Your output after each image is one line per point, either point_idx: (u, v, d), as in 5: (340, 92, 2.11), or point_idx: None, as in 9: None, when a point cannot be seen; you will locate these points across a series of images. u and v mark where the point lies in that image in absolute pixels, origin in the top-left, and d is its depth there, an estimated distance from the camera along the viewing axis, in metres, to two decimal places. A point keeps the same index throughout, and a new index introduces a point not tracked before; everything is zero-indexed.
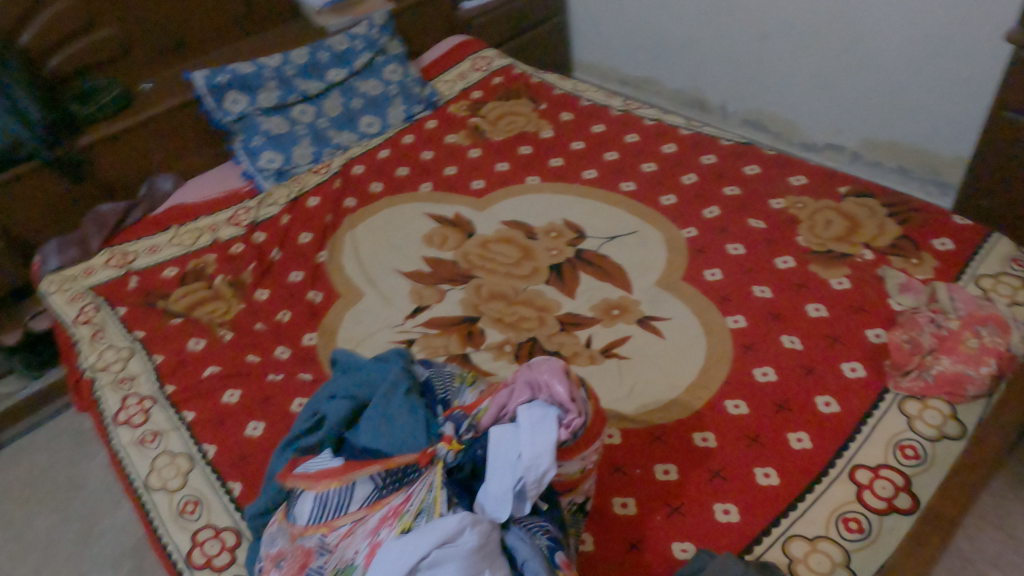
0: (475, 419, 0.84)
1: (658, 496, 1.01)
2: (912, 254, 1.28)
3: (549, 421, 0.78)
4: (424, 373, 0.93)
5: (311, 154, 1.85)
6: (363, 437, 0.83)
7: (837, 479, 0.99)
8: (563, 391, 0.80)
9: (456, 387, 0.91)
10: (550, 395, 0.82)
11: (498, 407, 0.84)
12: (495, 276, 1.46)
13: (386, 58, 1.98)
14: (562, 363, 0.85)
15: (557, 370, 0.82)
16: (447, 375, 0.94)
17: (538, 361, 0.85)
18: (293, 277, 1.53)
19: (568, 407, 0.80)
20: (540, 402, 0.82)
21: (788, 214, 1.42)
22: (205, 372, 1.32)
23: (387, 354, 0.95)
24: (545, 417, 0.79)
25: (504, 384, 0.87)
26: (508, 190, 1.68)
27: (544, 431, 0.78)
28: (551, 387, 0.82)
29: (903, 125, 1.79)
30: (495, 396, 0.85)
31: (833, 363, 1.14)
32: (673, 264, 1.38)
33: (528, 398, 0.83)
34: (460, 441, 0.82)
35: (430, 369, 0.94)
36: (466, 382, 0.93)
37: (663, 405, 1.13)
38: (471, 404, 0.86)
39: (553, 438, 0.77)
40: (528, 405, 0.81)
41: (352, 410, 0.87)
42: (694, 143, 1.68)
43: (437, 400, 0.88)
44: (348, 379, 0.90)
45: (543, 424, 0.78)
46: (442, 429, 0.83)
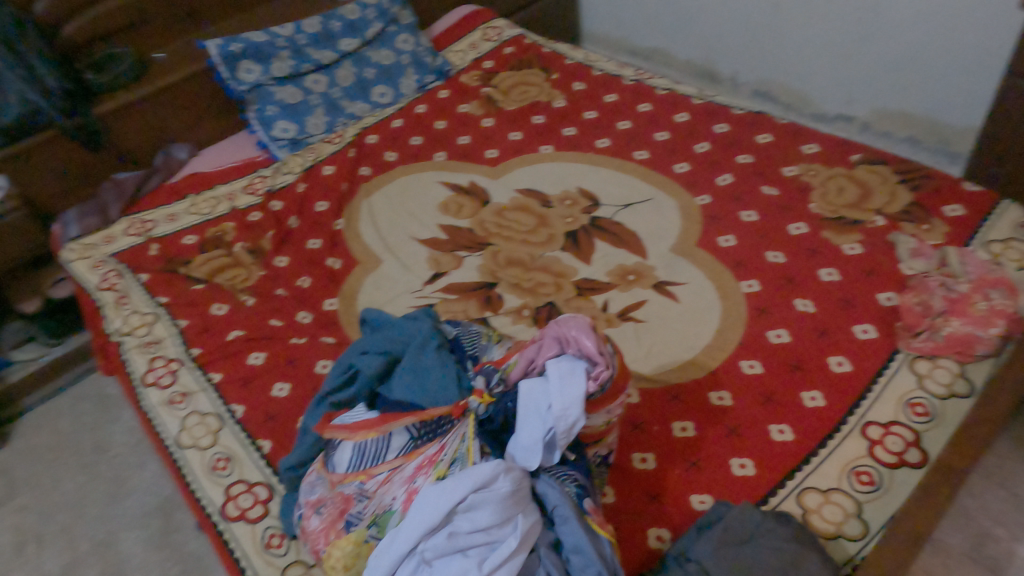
0: (505, 373, 0.87)
1: (677, 452, 1.05)
2: (924, 220, 1.30)
3: (578, 374, 0.81)
4: (452, 331, 0.96)
5: (324, 124, 1.86)
6: (396, 390, 0.88)
7: (849, 435, 1.03)
8: (591, 345, 0.83)
9: (484, 343, 0.94)
10: (578, 350, 0.84)
11: (527, 362, 0.87)
12: (511, 243, 1.48)
13: (397, 28, 1.99)
14: (589, 319, 0.87)
15: (585, 326, 0.85)
16: (473, 332, 0.97)
17: (566, 318, 0.87)
18: (312, 244, 1.56)
19: (596, 361, 0.82)
20: (568, 356, 0.84)
21: (801, 181, 1.44)
22: (229, 336, 1.35)
23: (415, 313, 0.99)
24: (574, 370, 0.82)
25: (532, 340, 0.90)
26: (522, 159, 1.70)
27: (573, 383, 0.81)
28: (579, 342, 0.84)
29: (914, 94, 1.80)
30: (524, 351, 0.88)
31: (846, 325, 1.17)
32: (687, 230, 1.41)
33: (556, 353, 0.85)
34: (491, 395, 0.86)
35: (457, 328, 0.98)
36: (493, 339, 0.96)
37: (678, 365, 1.17)
38: (500, 360, 0.90)
39: (582, 389, 0.80)
40: (556, 359, 0.84)
41: (385, 365, 0.91)
42: (706, 112, 1.70)
43: (467, 356, 0.92)
44: (378, 337, 0.94)
45: (572, 377, 0.81)
46: (472, 383, 0.87)
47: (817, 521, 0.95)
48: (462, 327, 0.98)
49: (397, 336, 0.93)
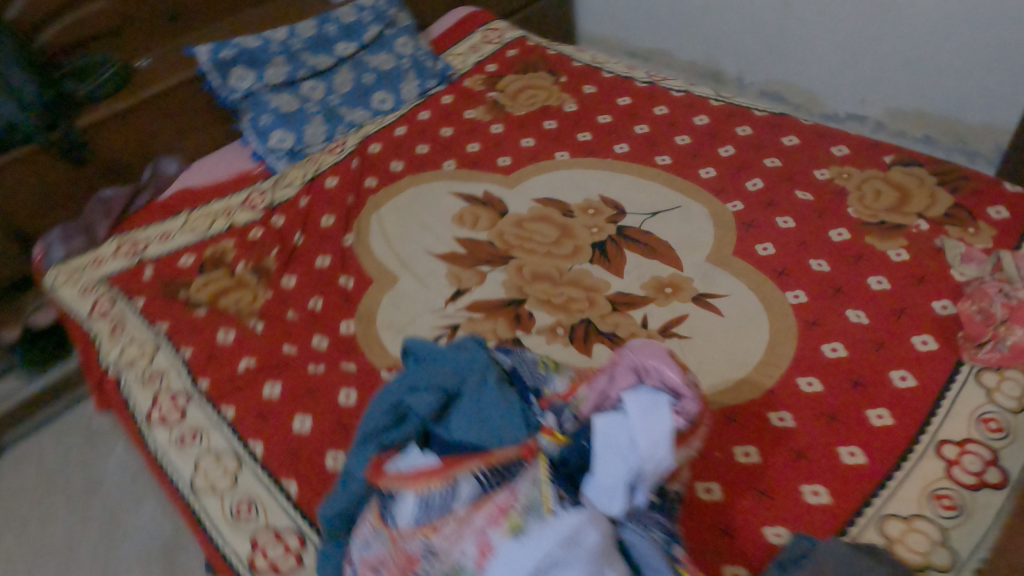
0: (575, 408, 0.81)
1: (742, 480, 0.98)
2: (968, 223, 1.25)
3: (662, 407, 0.74)
4: (507, 361, 0.88)
5: (323, 133, 1.75)
6: (458, 430, 0.79)
7: (924, 456, 0.98)
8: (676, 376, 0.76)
9: (543, 373, 0.87)
10: (659, 381, 0.78)
11: (599, 394, 0.80)
12: (535, 256, 1.40)
13: (395, 31, 1.90)
14: (665, 348, 0.81)
15: (665, 356, 0.79)
16: (529, 361, 0.89)
17: (642, 348, 0.81)
18: (320, 262, 1.46)
19: (682, 392, 0.76)
20: (647, 387, 0.77)
21: (835, 185, 1.39)
22: (239, 366, 1.24)
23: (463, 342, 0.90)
24: (657, 402, 0.75)
25: (601, 371, 0.83)
26: (538, 166, 1.62)
27: (657, 416, 0.73)
28: (660, 372, 0.78)
29: (932, 93, 1.77)
30: (595, 383, 0.82)
31: (903, 337, 1.12)
32: (722, 238, 1.34)
33: (633, 384, 0.79)
34: (563, 433, 0.79)
35: (511, 356, 0.90)
36: (551, 368, 0.89)
37: (732, 384, 1.10)
38: (566, 393, 0.83)
39: (669, 425, 0.73)
40: (633, 390, 0.77)
41: (441, 402, 0.81)
42: (726, 113, 1.64)
43: (529, 389, 0.84)
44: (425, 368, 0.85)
45: (656, 410, 0.74)
46: (540, 418, 0.80)
47: (903, 551, 0.89)
48: (515, 355, 0.90)
49: (449, 370, 0.83)
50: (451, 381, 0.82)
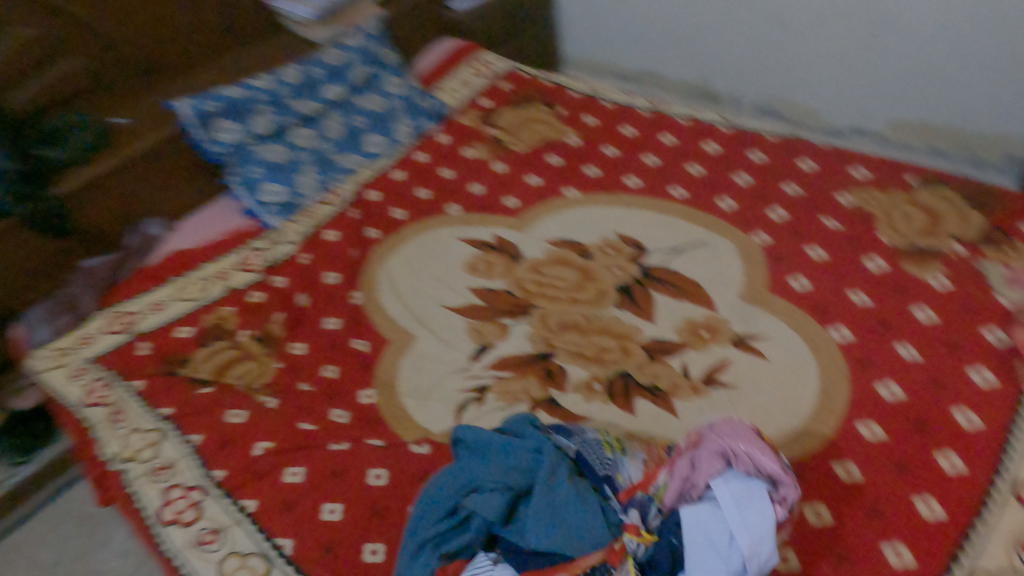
0: (658, 499, 0.75)
1: (818, 544, 0.92)
2: (1005, 243, 1.24)
3: (760, 497, 0.69)
4: (571, 445, 0.82)
5: (318, 182, 1.65)
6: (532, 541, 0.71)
7: (1005, 505, 0.92)
8: (771, 463, 0.71)
9: (612, 456, 0.81)
10: (750, 467, 0.72)
11: (681, 482, 0.74)
12: (559, 303, 1.33)
13: (384, 70, 1.83)
14: (750, 429, 0.76)
15: (755, 438, 0.74)
16: (592, 442, 0.83)
17: (726, 429, 0.75)
18: (330, 324, 1.37)
19: (781, 481, 0.70)
20: (738, 475, 0.72)
21: (862, 210, 1.37)
22: (256, 450, 1.14)
23: (519, 425, 0.84)
24: (755, 493, 0.69)
25: (680, 453, 0.78)
26: (548, 206, 1.56)
27: (759, 511, 0.68)
28: (751, 458, 0.72)
29: (938, 104, 1.75)
30: (674, 468, 0.75)
31: (961, 371, 1.07)
32: (754, 275, 1.30)
33: (721, 470, 0.73)
34: (649, 531, 0.73)
35: (571, 438, 0.84)
36: (618, 449, 0.83)
37: (789, 436, 1.05)
38: (642, 480, 0.77)
39: (770, 518, 0.67)
40: (724, 479, 0.71)
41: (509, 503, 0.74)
42: (738, 141, 1.61)
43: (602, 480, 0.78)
44: (483, 460, 0.78)
45: (754, 501, 0.69)
46: (622, 516, 0.75)
47: None
48: (575, 436, 0.84)
49: (512, 460, 0.77)
50: (515, 474, 0.76)
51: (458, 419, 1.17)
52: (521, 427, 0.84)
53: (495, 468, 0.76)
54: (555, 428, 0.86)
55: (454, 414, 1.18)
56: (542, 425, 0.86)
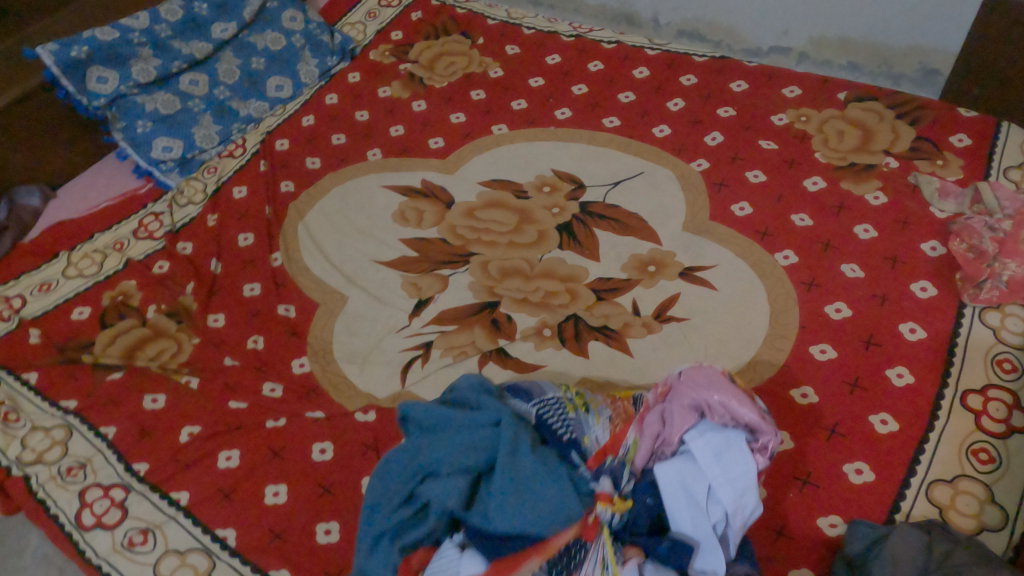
0: (630, 460, 0.76)
1: (784, 471, 0.92)
2: (936, 156, 1.25)
3: (739, 449, 0.72)
4: (530, 409, 0.80)
5: (217, 134, 1.49)
6: (501, 523, 0.68)
7: (953, 411, 0.95)
8: (748, 411, 0.73)
9: (576, 418, 0.79)
10: (725, 416, 0.74)
11: (656, 439, 0.76)
12: (498, 248, 1.26)
13: (279, 3, 1.64)
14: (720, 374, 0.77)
15: (726, 386, 0.75)
16: (553, 404, 0.81)
17: (696, 380, 0.76)
18: (249, 290, 1.25)
19: (758, 428, 0.73)
20: (714, 427, 0.74)
21: (797, 129, 1.35)
22: (181, 437, 1.03)
23: (474, 393, 0.79)
24: (732, 444, 0.72)
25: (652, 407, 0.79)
26: (477, 144, 1.46)
27: (737, 460, 0.71)
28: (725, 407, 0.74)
29: (856, 18, 1.74)
30: (646, 425, 0.77)
31: (903, 286, 1.09)
32: (696, 203, 1.27)
33: (696, 424, 0.74)
34: (622, 495, 0.74)
35: (532, 402, 0.81)
36: (580, 408, 0.81)
37: (745, 365, 1.03)
38: (611, 443, 0.76)
39: (750, 467, 0.71)
40: (699, 432, 0.74)
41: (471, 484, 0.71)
42: (667, 63, 1.55)
43: (568, 445, 0.76)
44: (435, 439, 0.74)
45: (733, 453, 0.72)
46: (594, 485, 0.73)
47: (956, 517, 0.86)
48: (535, 399, 0.81)
49: (468, 435, 0.73)
50: (473, 451, 0.72)
51: (404, 380, 1.10)
52: (472, 395, 0.79)
53: (448, 446, 0.72)
54: (513, 391, 0.83)
55: (398, 376, 1.10)
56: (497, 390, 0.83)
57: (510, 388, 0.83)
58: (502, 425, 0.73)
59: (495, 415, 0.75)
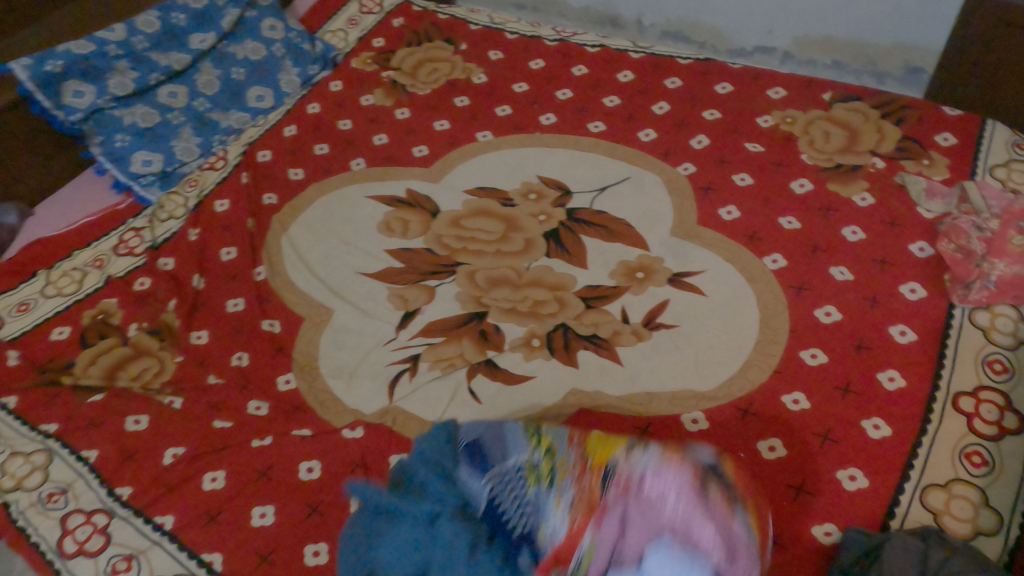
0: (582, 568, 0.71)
1: (778, 479, 0.91)
2: (921, 155, 1.25)
3: None
4: (484, 490, 0.80)
5: (197, 146, 1.46)
6: None
7: (945, 414, 0.94)
8: (712, 536, 0.70)
9: (532, 496, 0.79)
10: (691, 539, 0.70)
11: (614, 548, 0.71)
12: (485, 258, 1.24)
13: (258, 12, 1.61)
14: (690, 489, 0.73)
15: (694, 505, 0.72)
16: (512, 477, 0.81)
17: (663, 494, 0.73)
18: (233, 305, 1.23)
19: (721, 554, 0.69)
20: (678, 551, 0.69)
21: (783, 131, 1.35)
22: (166, 459, 1.01)
23: (422, 481, 0.80)
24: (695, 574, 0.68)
25: (613, 511, 0.73)
26: (461, 152, 1.45)
27: None
28: (690, 528, 0.71)
29: (838, 17, 1.74)
30: (605, 531, 0.72)
31: (893, 288, 1.08)
32: (683, 207, 1.26)
33: (659, 543, 0.70)
34: None
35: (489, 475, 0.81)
36: (542, 480, 0.80)
37: (736, 372, 1.02)
38: (565, 545, 0.73)
39: None
40: (663, 555, 0.69)
41: None
42: (651, 67, 1.55)
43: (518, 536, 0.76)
44: (380, 536, 0.76)
45: None
46: None
47: (951, 523, 0.85)
48: (492, 473, 0.81)
49: (408, 537, 0.74)
50: (410, 553, 0.74)
51: (392, 395, 1.08)
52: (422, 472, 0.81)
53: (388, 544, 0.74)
54: (473, 455, 0.83)
55: (386, 390, 1.08)
56: (455, 456, 0.84)
57: (471, 451, 0.84)
58: (438, 526, 0.74)
59: (435, 508, 0.77)
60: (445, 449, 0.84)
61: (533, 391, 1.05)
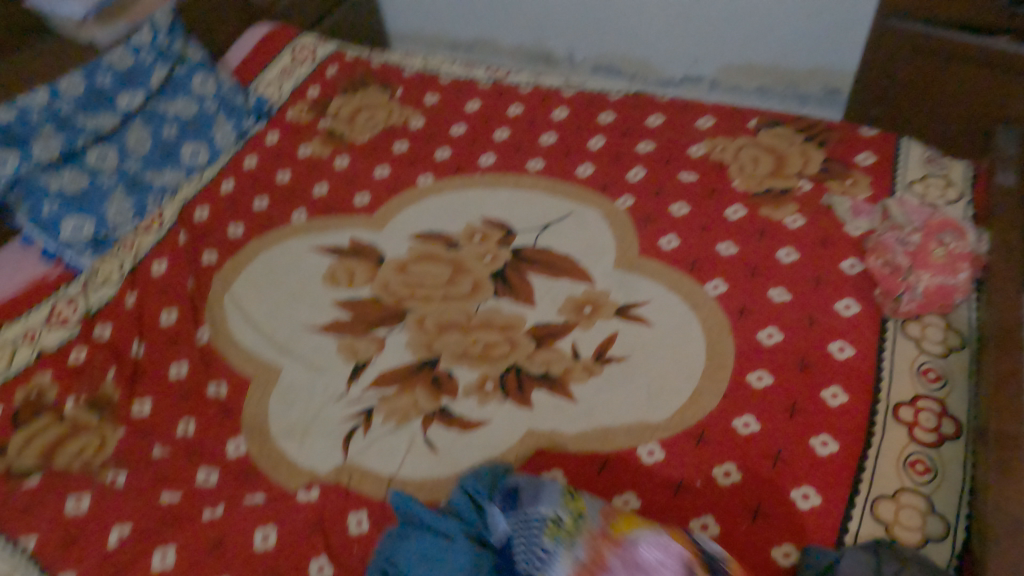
0: None
1: (735, 504, 0.92)
2: (844, 175, 1.31)
3: None
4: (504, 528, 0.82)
5: (131, 208, 1.41)
6: None
7: (887, 425, 0.97)
8: None
9: (550, 543, 0.76)
10: None
11: None
12: (432, 303, 1.24)
13: (187, 68, 1.60)
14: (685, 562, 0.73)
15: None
16: (534, 524, 0.79)
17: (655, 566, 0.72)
18: (176, 371, 1.19)
19: None
20: None
21: (713, 159, 1.39)
22: (111, 540, 0.96)
23: (454, 501, 0.87)
24: None
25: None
26: (403, 198, 1.45)
27: None
28: None
29: (758, 46, 1.83)
30: None
31: (829, 305, 1.12)
32: (625, 239, 1.28)
33: None
34: None
35: (512, 519, 0.82)
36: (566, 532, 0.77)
37: (689, 400, 1.04)
38: None
39: None
40: None
41: None
42: (584, 102, 1.59)
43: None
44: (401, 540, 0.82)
45: None
46: None
47: (901, 532, 0.88)
48: (518, 516, 0.82)
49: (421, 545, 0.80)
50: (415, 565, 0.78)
51: (346, 451, 1.06)
52: (461, 504, 0.87)
53: (403, 547, 0.81)
54: (509, 498, 0.86)
55: (340, 447, 1.06)
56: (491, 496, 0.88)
57: (509, 495, 0.86)
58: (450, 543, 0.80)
59: (451, 527, 0.83)
60: (489, 487, 0.89)
61: (489, 435, 1.05)
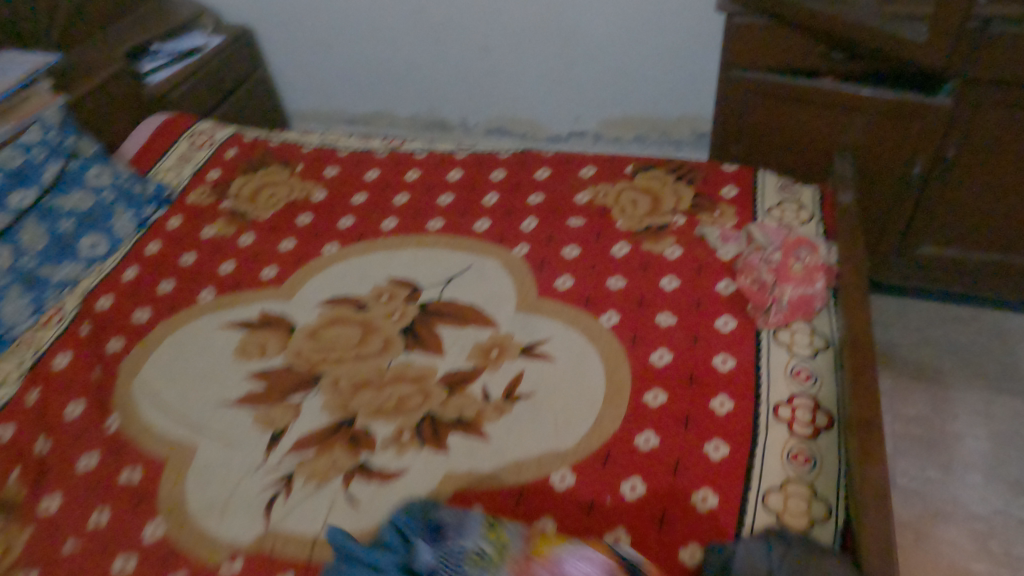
0: None
1: (641, 514, 0.99)
2: (712, 208, 1.45)
3: None
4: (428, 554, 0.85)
5: (28, 305, 1.40)
6: None
7: (770, 425, 1.07)
8: None
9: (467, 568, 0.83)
10: None
11: None
12: (345, 364, 1.28)
13: (82, 162, 1.61)
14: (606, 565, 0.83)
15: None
16: (454, 553, 0.85)
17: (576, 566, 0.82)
18: (85, 463, 1.17)
19: None
20: None
21: (598, 204, 1.52)
22: None
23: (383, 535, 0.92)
24: None
25: None
26: (311, 267, 1.49)
27: None
28: None
29: (631, 101, 2.02)
30: None
31: (708, 324, 1.23)
32: (523, 285, 1.37)
33: None
34: None
35: (436, 549, 0.86)
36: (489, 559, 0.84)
37: (593, 424, 1.11)
38: None
39: None
40: None
41: None
42: (477, 163, 1.70)
43: None
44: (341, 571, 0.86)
45: None
46: None
47: (790, 519, 0.96)
48: (441, 546, 0.87)
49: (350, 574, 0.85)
50: None
51: (268, 519, 1.06)
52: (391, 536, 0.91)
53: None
54: (433, 531, 0.91)
55: (262, 515, 1.07)
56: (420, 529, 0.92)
57: (434, 528, 0.92)
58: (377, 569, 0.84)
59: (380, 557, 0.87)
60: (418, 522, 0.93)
61: (410, 483, 1.08)
